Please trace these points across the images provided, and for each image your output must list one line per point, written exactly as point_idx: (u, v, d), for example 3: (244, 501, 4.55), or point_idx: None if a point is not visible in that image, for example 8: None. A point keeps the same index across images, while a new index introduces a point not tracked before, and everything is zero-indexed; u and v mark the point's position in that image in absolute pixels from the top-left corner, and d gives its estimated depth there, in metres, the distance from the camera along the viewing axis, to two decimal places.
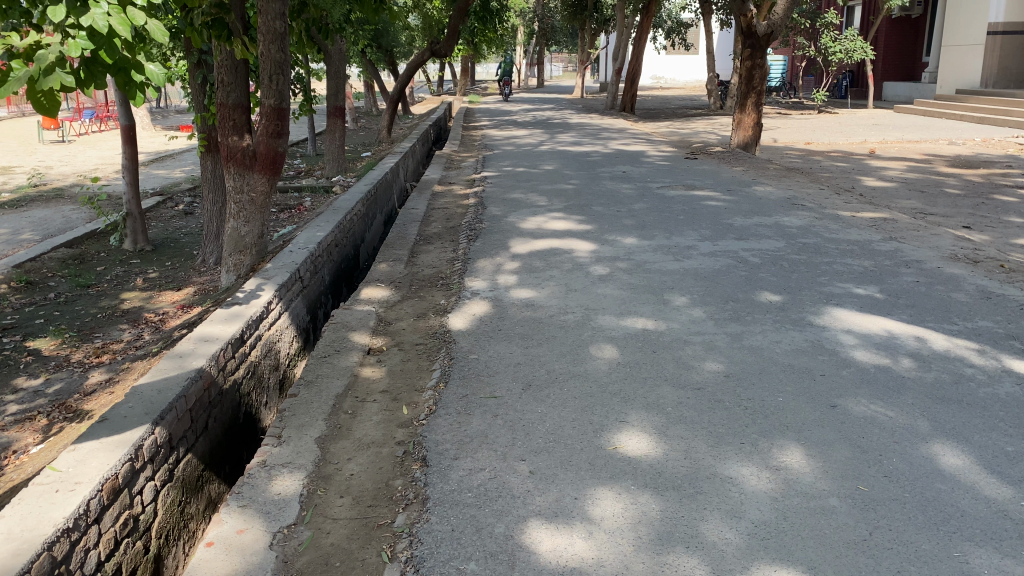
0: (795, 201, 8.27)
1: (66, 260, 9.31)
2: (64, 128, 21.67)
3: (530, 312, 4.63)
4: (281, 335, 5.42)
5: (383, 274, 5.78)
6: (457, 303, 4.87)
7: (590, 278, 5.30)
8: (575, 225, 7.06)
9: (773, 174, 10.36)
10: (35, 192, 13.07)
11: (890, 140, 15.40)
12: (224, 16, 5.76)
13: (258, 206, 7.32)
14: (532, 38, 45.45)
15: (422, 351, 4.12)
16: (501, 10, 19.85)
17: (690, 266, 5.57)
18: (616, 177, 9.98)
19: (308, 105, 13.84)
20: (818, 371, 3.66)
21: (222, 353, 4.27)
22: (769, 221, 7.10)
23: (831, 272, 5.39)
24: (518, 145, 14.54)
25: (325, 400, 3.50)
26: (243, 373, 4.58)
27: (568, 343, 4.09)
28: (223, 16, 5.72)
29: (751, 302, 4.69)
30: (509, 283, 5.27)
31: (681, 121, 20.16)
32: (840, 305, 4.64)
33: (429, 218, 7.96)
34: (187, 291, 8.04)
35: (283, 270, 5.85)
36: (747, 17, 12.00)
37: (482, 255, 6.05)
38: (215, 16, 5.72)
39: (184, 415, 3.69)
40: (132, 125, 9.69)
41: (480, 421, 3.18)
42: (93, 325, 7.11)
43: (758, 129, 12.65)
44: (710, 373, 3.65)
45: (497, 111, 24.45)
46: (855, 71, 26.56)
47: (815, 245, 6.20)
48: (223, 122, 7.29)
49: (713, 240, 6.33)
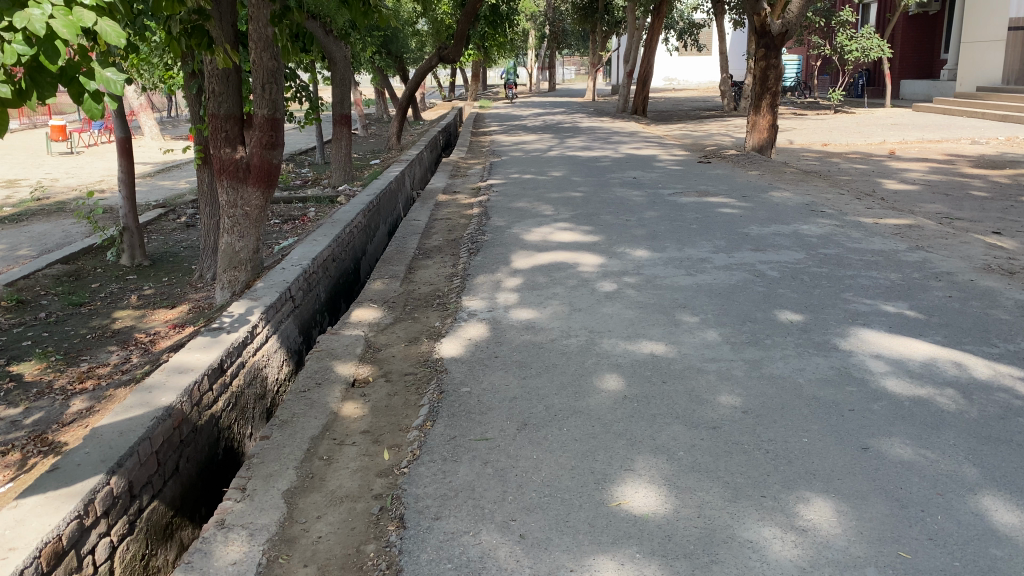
0: (814, 207, 7.89)
1: (60, 277, 9.03)
2: (72, 139, 21.51)
3: (530, 336, 4.28)
4: (268, 359, 5.08)
5: (377, 293, 5.45)
6: (453, 326, 4.54)
7: (595, 296, 4.95)
8: (582, 236, 6.72)
9: (790, 178, 9.98)
10: (36, 206, 12.83)
11: (911, 140, 14.94)
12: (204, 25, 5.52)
13: (253, 220, 6.99)
14: (543, 42, 45.21)
15: (411, 383, 3.77)
16: (510, 14, 19.50)
17: (704, 281, 5.21)
18: (627, 183, 9.63)
19: (313, 113, 13.55)
20: (846, 405, 3.29)
21: (196, 387, 3.95)
22: (787, 229, 6.74)
23: (856, 286, 5.02)
24: (527, 150, 14.21)
25: (299, 445, 3.17)
26: (223, 406, 4.25)
27: (571, 372, 3.74)
28: (202, 23, 5.43)
29: (770, 323, 4.33)
30: (510, 302, 4.93)
31: (694, 124, 19.75)
32: (867, 325, 4.28)
33: (430, 229, 7.64)
34: (180, 309, 7.75)
35: (272, 290, 5.52)
36: (761, 17, 11.64)
37: (482, 271, 5.72)
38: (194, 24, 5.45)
39: (148, 460, 3.37)
40: (128, 138, 9.43)
41: (467, 471, 2.84)
42: (80, 348, 6.81)
43: (773, 131, 12.25)
44: (725, 408, 3.30)
45: (506, 116, 24.15)
46: (872, 69, 26.10)
47: (837, 256, 5.82)
48: (214, 133, 6.83)
49: (728, 252, 5.97)
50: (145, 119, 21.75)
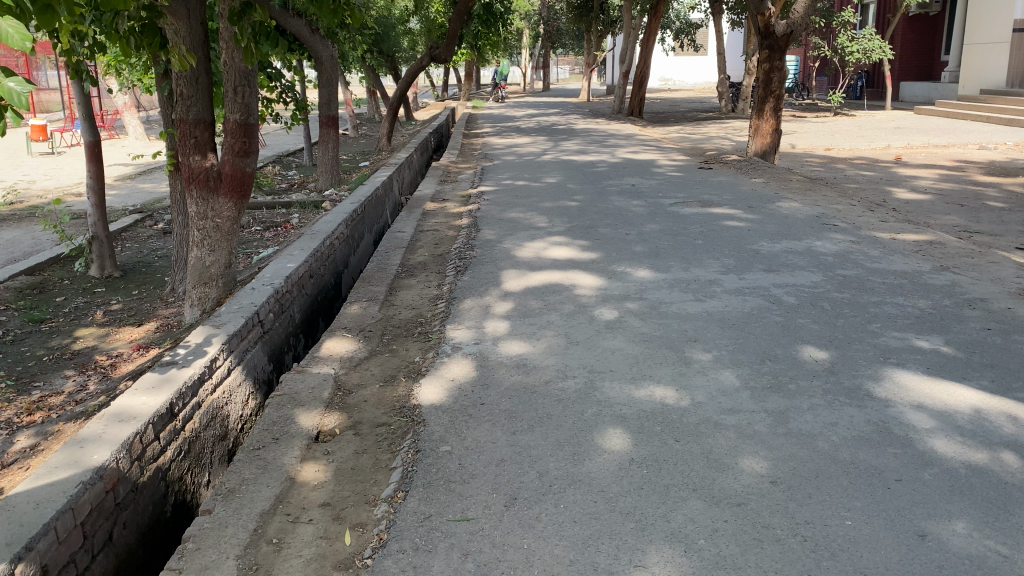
0: (825, 220, 7.41)
1: (23, 290, 8.50)
2: (53, 139, 20.94)
3: (522, 377, 3.78)
4: (230, 395, 4.56)
5: (352, 319, 4.93)
6: (434, 363, 4.03)
7: (594, 326, 4.45)
8: (578, 252, 6.22)
9: (796, 186, 9.51)
10: (7, 211, 12.27)
11: (916, 145, 14.48)
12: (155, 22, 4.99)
13: (225, 233, 6.44)
14: (538, 41, 44.71)
15: (383, 439, 3.27)
16: (504, 13, 18.98)
17: (714, 308, 4.71)
18: (625, 192, 9.12)
19: (299, 114, 13.01)
20: (892, 474, 2.80)
21: (137, 439, 3.43)
22: (800, 246, 6.25)
23: (883, 317, 4.52)
24: (520, 153, 13.73)
25: (244, 525, 2.66)
26: (172, 456, 3.74)
27: (569, 426, 3.23)
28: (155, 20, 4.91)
29: (792, 362, 3.84)
30: (498, 333, 4.42)
31: (691, 126, 19.28)
32: (902, 366, 3.78)
33: (415, 242, 7.12)
34: (147, 327, 7.22)
35: (237, 315, 4.99)
36: (765, 16, 11.13)
37: (470, 294, 5.22)
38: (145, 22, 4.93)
39: (70, 536, 2.86)
40: (98, 141, 8.88)
41: (443, 567, 2.35)
42: (35, 372, 6.28)
43: (777, 136, 11.75)
44: (749, 478, 2.81)
45: (500, 116, 23.67)
46: (871, 70, 25.70)
47: (857, 278, 5.33)
48: (184, 139, 6.17)
49: (738, 273, 5.47)
50: (129, 119, 21.21)
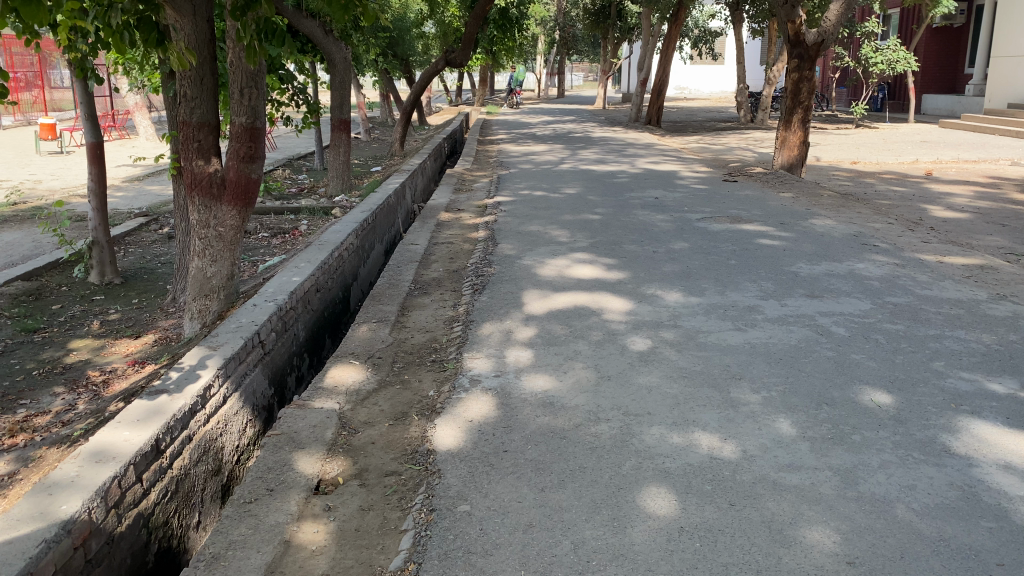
0: (863, 239, 6.98)
1: (19, 296, 8.14)
2: (63, 138, 20.64)
3: (550, 418, 3.36)
4: (225, 425, 4.17)
5: (360, 342, 4.52)
6: (450, 399, 3.62)
7: (627, 358, 4.03)
8: (603, 271, 5.81)
9: (828, 202, 9.08)
10: (11, 213, 11.95)
11: (945, 160, 14.01)
12: (151, 14, 4.46)
13: (228, 242, 6.03)
14: (553, 48, 44.28)
15: (393, 492, 2.88)
16: (522, 18, 18.60)
17: (758, 339, 4.28)
18: (649, 205, 8.72)
19: (311, 117, 12.65)
20: (991, 556, 2.38)
21: (116, 483, 3.04)
22: (841, 269, 5.84)
23: (945, 353, 4.08)
24: (537, 162, 13.34)
25: None
26: (156, 499, 3.35)
27: (605, 482, 2.82)
28: (153, 13, 4.40)
29: (852, 408, 3.42)
30: (520, 364, 4.01)
31: (711, 136, 18.83)
32: (978, 415, 3.35)
33: (430, 256, 6.72)
34: (145, 340, 6.84)
35: (236, 336, 4.60)
36: (795, 25, 10.75)
37: (489, 316, 4.81)
38: (140, 14, 4.41)
39: None
40: (100, 142, 8.53)
41: None
42: (22, 389, 5.91)
43: (805, 148, 11.30)
44: (820, 556, 2.39)
45: (514, 123, 23.28)
46: (893, 82, 25.25)
47: (910, 306, 4.90)
48: (186, 143, 5.79)
49: (779, 298, 5.05)
50: (140, 119, 20.92)
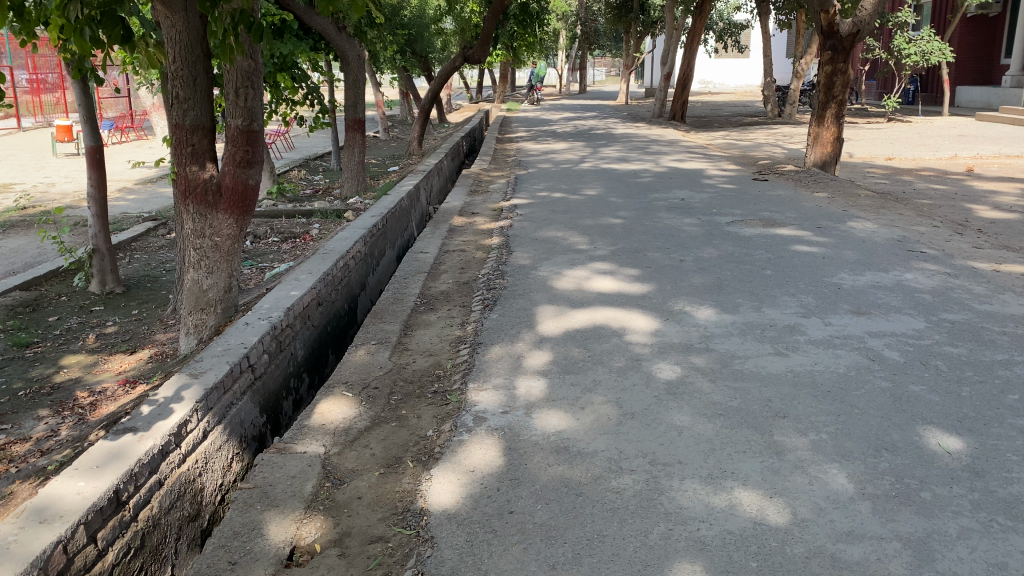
0: (908, 244, 6.45)
1: (16, 307, 7.81)
2: (79, 139, 20.41)
3: (563, 468, 2.90)
4: (206, 462, 3.73)
5: (355, 369, 4.09)
6: (450, 441, 3.16)
7: (653, 390, 3.56)
8: (626, 283, 5.34)
9: (865, 202, 8.52)
10: (19, 217, 11.68)
11: (986, 154, 13.35)
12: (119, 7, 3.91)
13: (225, 253, 5.55)
14: (575, 43, 43.75)
15: (376, 566, 2.43)
16: (541, 12, 18.07)
17: (802, 366, 3.79)
18: (674, 207, 8.23)
19: (324, 116, 12.24)
20: None
21: (61, 548, 2.63)
22: (887, 279, 5.32)
23: (1018, 384, 3.57)
24: (557, 160, 12.88)
25: None
26: (116, 560, 2.93)
27: (629, 556, 2.36)
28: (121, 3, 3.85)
29: (918, 454, 2.93)
30: (531, 396, 3.55)
31: (738, 132, 18.21)
32: None
33: (439, 266, 6.26)
34: (140, 356, 6.46)
35: (221, 360, 4.16)
36: (829, 14, 10.10)
37: (498, 337, 4.36)
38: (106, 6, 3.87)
39: None
40: (100, 146, 8.16)
41: None
42: (5, 412, 5.55)
43: (838, 144, 10.71)
44: None
45: (535, 120, 22.78)
46: (926, 74, 24.46)
47: (969, 325, 4.38)
48: (179, 147, 5.30)
49: (822, 315, 4.56)
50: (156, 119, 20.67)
